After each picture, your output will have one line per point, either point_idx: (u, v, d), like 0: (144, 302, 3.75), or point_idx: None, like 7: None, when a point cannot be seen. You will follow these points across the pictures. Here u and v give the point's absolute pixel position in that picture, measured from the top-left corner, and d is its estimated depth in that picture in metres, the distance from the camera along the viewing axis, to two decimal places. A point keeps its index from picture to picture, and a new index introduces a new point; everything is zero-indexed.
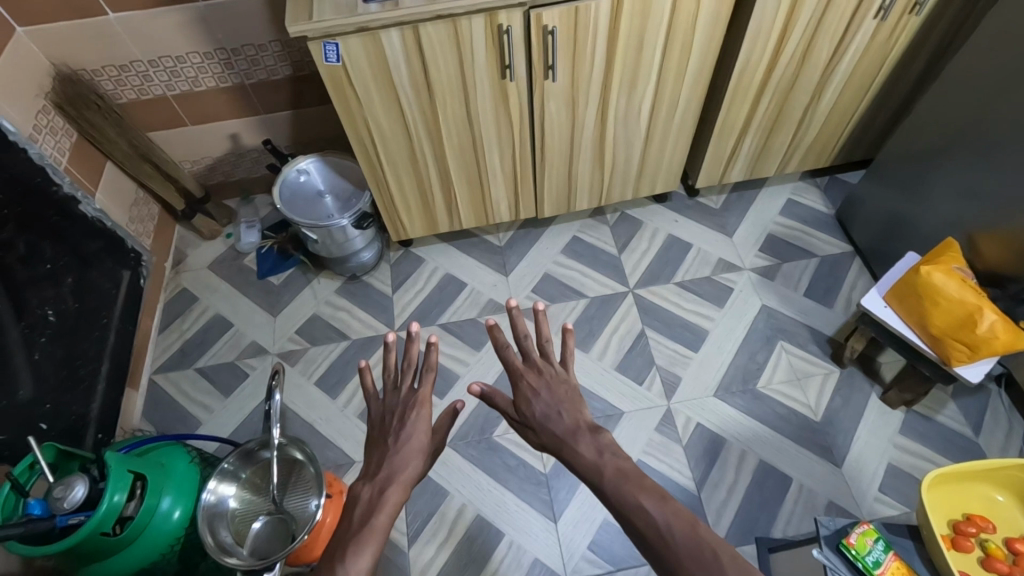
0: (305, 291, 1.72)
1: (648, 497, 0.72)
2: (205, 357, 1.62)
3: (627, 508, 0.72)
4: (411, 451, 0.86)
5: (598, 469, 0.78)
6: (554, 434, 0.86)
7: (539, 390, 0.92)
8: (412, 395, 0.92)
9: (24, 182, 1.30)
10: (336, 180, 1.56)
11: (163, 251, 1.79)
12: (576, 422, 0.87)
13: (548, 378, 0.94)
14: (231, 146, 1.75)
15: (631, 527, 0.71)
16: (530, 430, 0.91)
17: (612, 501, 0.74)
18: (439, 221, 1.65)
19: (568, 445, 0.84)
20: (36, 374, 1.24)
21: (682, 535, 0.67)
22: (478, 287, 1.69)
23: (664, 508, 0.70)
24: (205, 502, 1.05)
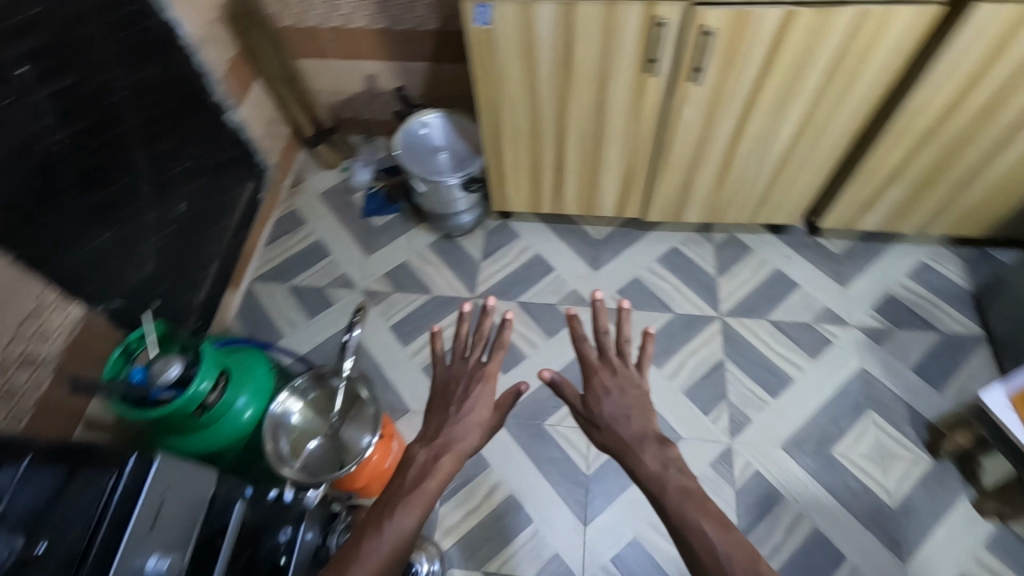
0: (400, 238, 1.78)
1: (709, 525, 0.74)
2: (299, 277, 1.73)
3: (689, 528, 0.74)
4: (470, 424, 0.88)
5: (659, 484, 0.79)
6: (619, 438, 0.86)
7: (611, 388, 0.91)
8: (478, 369, 0.93)
9: (185, 83, 1.43)
10: (455, 139, 1.59)
11: (285, 171, 1.91)
12: (642, 431, 0.86)
13: (620, 378, 0.92)
14: (366, 86, 1.82)
15: (689, 548, 0.73)
16: (595, 427, 0.89)
17: (671, 519, 0.76)
18: (543, 201, 1.64)
19: (633, 452, 0.83)
20: (159, 257, 1.37)
21: (741, 567, 0.69)
22: (564, 275, 1.68)
23: (725, 539, 0.72)
24: (272, 412, 1.12)
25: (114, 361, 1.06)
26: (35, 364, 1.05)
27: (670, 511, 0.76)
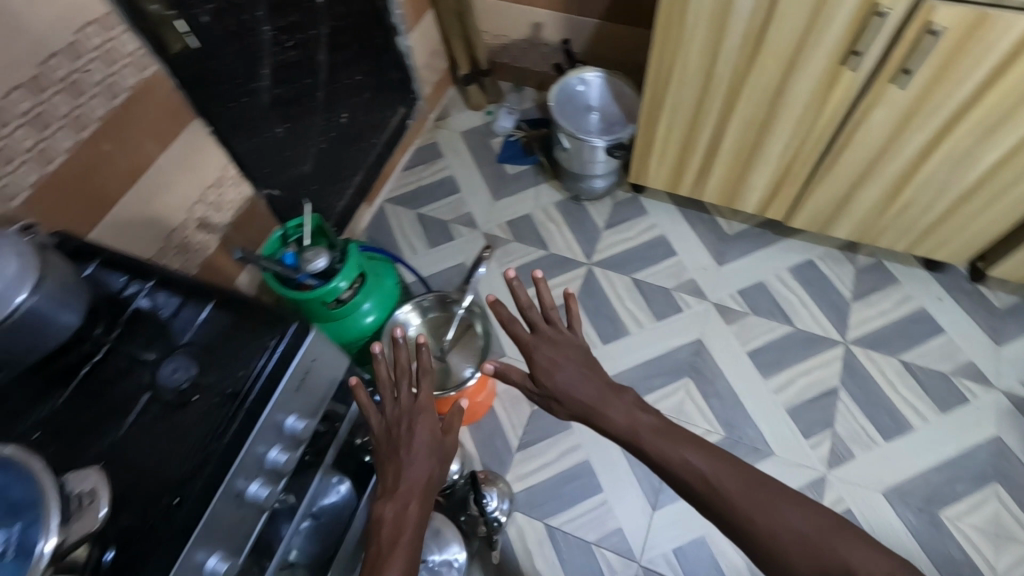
0: (529, 190, 1.79)
1: (685, 450, 0.75)
2: (428, 207, 1.80)
3: (682, 464, 0.74)
4: (423, 456, 0.83)
5: (631, 429, 0.78)
6: (583, 402, 0.82)
7: (556, 362, 0.85)
8: (413, 403, 0.87)
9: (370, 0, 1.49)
10: (610, 101, 1.55)
11: (434, 103, 1.96)
12: (599, 390, 0.82)
13: (563, 348, 0.86)
14: (530, 33, 1.81)
15: (685, 483, 0.73)
16: (555, 402, 0.84)
17: (656, 457, 0.76)
18: (683, 183, 1.58)
19: (599, 410, 0.81)
20: (316, 159, 1.48)
21: (737, 485, 0.71)
22: (686, 262, 1.62)
23: (706, 461, 0.73)
24: (394, 319, 1.24)
25: (274, 240, 1.17)
26: (209, 229, 1.17)
27: (653, 448, 0.76)
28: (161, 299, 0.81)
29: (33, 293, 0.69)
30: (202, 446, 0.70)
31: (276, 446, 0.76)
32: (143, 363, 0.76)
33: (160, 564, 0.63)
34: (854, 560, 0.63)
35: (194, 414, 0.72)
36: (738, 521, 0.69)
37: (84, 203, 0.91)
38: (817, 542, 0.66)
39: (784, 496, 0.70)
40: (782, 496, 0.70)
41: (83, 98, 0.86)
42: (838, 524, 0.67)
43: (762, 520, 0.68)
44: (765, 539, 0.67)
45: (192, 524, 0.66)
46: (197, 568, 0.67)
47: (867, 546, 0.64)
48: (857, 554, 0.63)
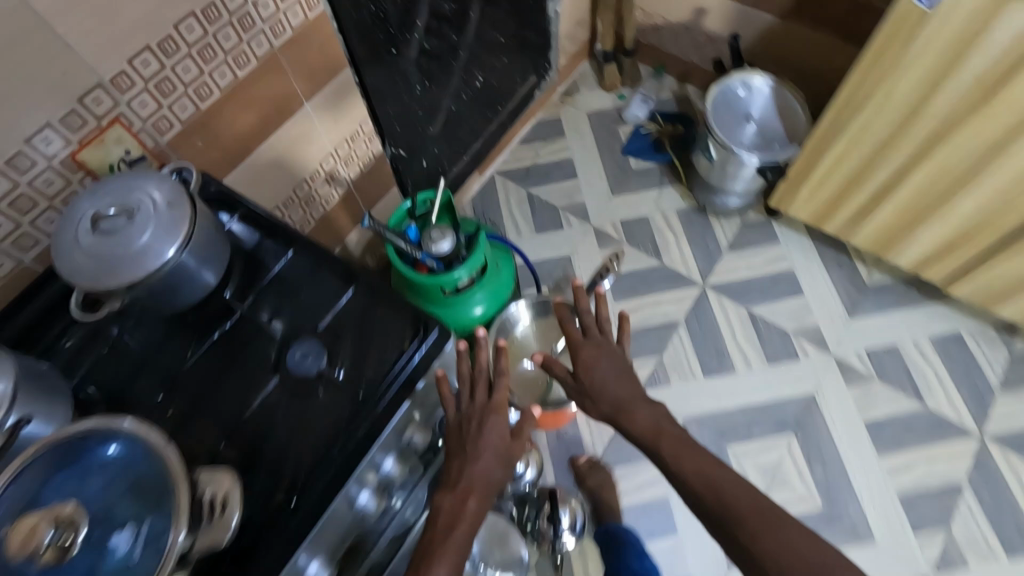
0: (651, 190, 1.66)
1: (696, 458, 0.74)
2: (540, 187, 1.69)
3: (688, 473, 0.73)
4: (494, 452, 0.71)
5: (654, 431, 0.78)
6: (617, 403, 0.80)
7: (597, 362, 0.82)
8: (487, 402, 0.74)
9: None
10: (772, 114, 1.38)
11: (564, 76, 1.82)
12: (633, 396, 0.80)
13: (605, 352, 0.83)
14: (690, 19, 1.62)
15: (691, 488, 0.73)
16: (588, 399, 0.82)
17: (671, 460, 0.75)
18: (831, 220, 1.41)
19: (630, 413, 0.80)
20: (443, 122, 1.38)
21: (744, 500, 0.68)
22: (812, 305, 1.47)
23: (711, 467, 0.73)
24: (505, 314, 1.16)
25: (398, 211, 1.09)
26: (335, 184, 1.12)
27: (674, 452, 0.75)
28: (298, 269, 0.76)
29: (182, 252, 0.64)
30: (324, 445, 0.65)
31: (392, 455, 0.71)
32: (271, 337, 0.71)
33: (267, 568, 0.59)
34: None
35: (320, 405, 0.67)
36: (739, 539, 0.67)
37: (225, 146, 0.86)
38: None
39: (789, 522, 0.66)
40: (788, 519, 0.66)
41: (248, 34, 0.78)
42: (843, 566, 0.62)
43: (765, 538, 0.65)
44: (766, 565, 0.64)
45: (304, 534, 0.60)
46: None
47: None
48: None
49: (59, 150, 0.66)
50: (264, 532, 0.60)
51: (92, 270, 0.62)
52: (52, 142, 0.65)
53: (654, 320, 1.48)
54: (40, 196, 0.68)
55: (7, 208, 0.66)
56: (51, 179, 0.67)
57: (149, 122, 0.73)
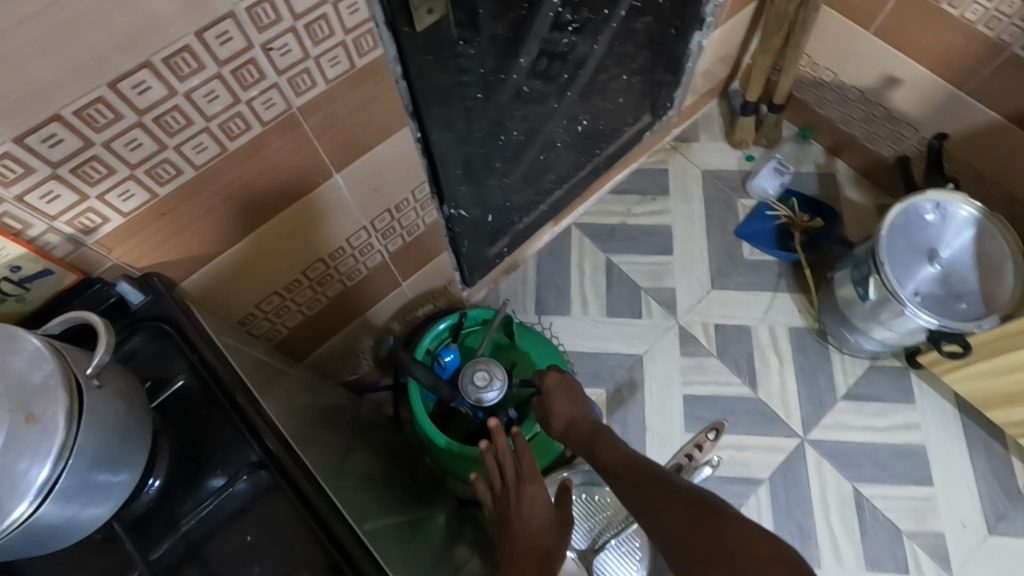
0: (761, 292, 1.31)
1: (611, 449, 0.66)
2: (624, 255, 1.36)
3: (611, 465, 0.64)
4: (542, 529, 0.59)
5: (593, 433, 0.70)
6: (574, 417, 0.74)
7: (561, 389, 0.77)
8: (517, 478, 0.64)
9: None
10: (967, 260, 1.00)
11: (685, 117, 1.45)
12: (586, 413, 0.74)
13: (564, 378, 0.79)
14: (874, 85, 1.22)
15: (612, 475, 0.63)
16: (548, 418, 0.76)
17: (600, 460, 0.66)
18: (1001, 409, 1.06)
19: (579, 424, 0.73)
20: (525, 173, 1.06)
21: (651, 477, 0.59)
22: (941, 504, 1.12)
23: (628, 453, 0.65)
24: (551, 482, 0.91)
25: (437, 330, 0.90)
26: (365, 256, 0.84)
27: (602, 451, 0.67)
28: (249, 493, 0.48)
29: (39, 504, 0.38)
30: None
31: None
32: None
33: None
34: (733, 548, 0.46)
35: None
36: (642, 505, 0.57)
37: (206, 233, 0.58)
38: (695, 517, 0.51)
39: (676, 482, 0.57)
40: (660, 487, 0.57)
41: (251, 92, 0.49)
42: (706, 501, 0.52)
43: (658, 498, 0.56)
44: (657, 525, 0.54)
45: None
46: None
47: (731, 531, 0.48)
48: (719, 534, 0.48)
49: None
50: None
51: None
52: None
53: (730, 471, 1.16)
54: None
55: None
56: None
57: (63, 223, 0.47)
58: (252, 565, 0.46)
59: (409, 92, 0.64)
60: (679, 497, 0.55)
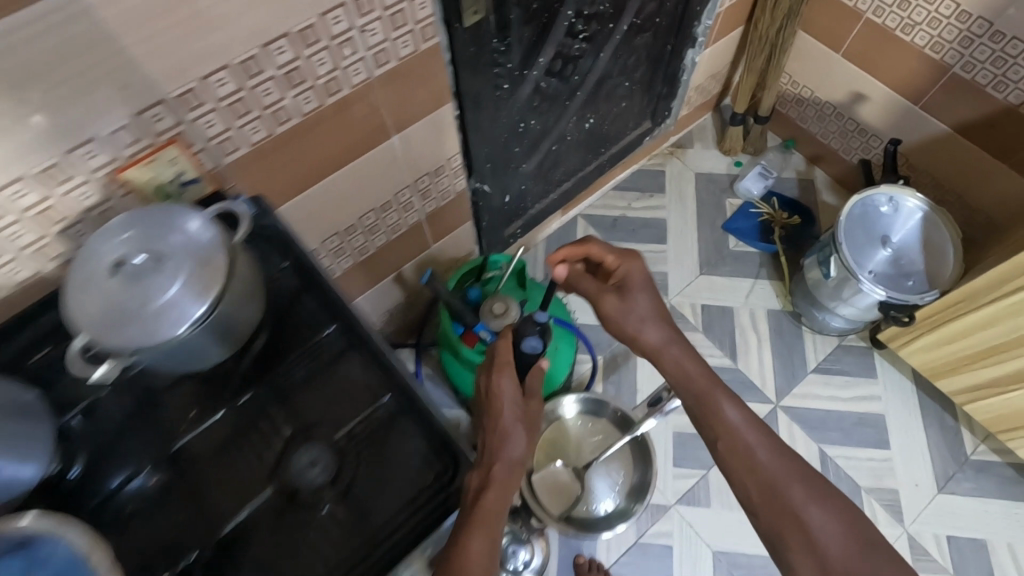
0: (744, 279, 1.47)
1: (704, 373, 0.77)
2: (623, 244, 1.54)
3: (738, 434, 0.72)
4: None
5: (711, 379, 0.77)
6: (666, 335, 0.80)
7: (641, 292, 0.84)
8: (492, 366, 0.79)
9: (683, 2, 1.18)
10: (914, 245, 1.18)
11: (681, 126, 1.63)
12: (678, 340, 0.80)
13: (647, 284, 0.84)
14: (844, 101, 1.41)
15: (740, 447, 0.71)
16: (637, 322, 0.82)
17: (720, 425, 0.73)
18: (951, 377, 1.21)
19: (677, 349, 0.80)
20: (539, 160, 1.25)
21: (792, 472, 0.69)
22: (897, 465, 1.27)
23: (754, 432, 0.72)
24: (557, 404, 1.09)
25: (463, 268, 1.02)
26: (409, 213, 1.02)
27: (724, 408, 0.74)
28: (329, 349, 0.65)
29: (195, 328, 0.54)
30: None
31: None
32: (276, 436, 0.61)
33: None
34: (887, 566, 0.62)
35: (309, 531, 0.57)
36: (790, 509, 0.66)
37: (301, 170, 0.76)
38: (861, 541, 0.64)
39: (824, 490, 0.68)
40: (764, 437, 0.72)
41: (348, 61, 0.68)
42: (866, 529, 0.65)
43: (811, 501, 0.67)
44: (812, 526, 0.65)
45: None
46: None
47: (825, 509, 0.66)
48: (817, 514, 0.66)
49: (101, 165, 0.57)
50: None
51: (99, 324, 0.53)
52: (95, 156, 0.57)
53: None
54: (70, 211, 0.59)
55: (34, 220, 0.57)
56: (87, 194, 0.59)
57: (213, 143, 0.64)
58: (332, 398, 0.63)
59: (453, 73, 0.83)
60: (833, 511, 0.66)
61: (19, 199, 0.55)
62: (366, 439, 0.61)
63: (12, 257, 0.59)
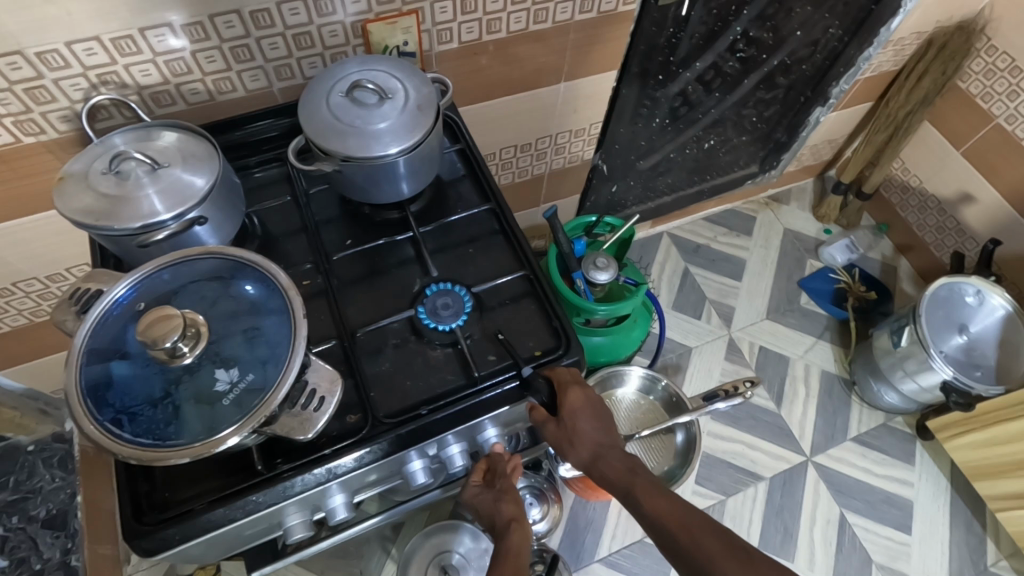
0: (806, 337, 1.51)
1: (617, 461, 0.67)
2: (699, 270, 1.60)
3: (660, 519, 0.62)
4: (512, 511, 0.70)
5: (628, 472, 0.66)
6: (598, 446, 0.68)
7: (584, 410, 0.64)
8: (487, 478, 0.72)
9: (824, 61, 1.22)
10: (989, 341, 1.21)
11: (783, 181, 1.70)
12: (612, 439, 0.68)
13: (587, 395, 0.64)
14: (950, 198, 1.46)
15: (666, 532, 0.61)
16: (570, 445, 0.66)
17: (644, 506, 0.64)
18: (989, 479, 1.21)
19: (609, 458, 0.67)
20: (656, 163, 1.33)
21: (718, 547, 0.58)
22: (913, 551, 1.27)
23: (679, 504, 0.63)
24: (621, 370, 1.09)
25: (578, 224, 1.10)
26: (535, 164, 1.14)
27: (644, 496, 0.64)
28: (479, 226, 0.74)
29: (404, 153, 0.63)
30: (417, 401, 0.62)
31: (496, 428, 0.67)
32: (414, 278, 0.70)
33: (308, 478, 0.57)
34: None
35: (426, 359, 0.65)
36: None
37: (478, 83, 0.88)
38: None
39: (749, 559, 0.57)
40: (680, 516, 0.62)
41: None
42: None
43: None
44: None
45: (356, 464, 0.59)
46: (321, 499, 0.61)
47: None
48: None
49: (358, 12, 0.69)
50: (315, 450, 0.58)
51: (325, 125, 0.63)
52: (356, 4, 0.68)
53: (738, 461, 1.34)
54: (319, 42, 0.71)
55: (289, 39, 0.69)
56: (335, 33, 0.70)
57: (436, 28, 0.75)
58: (469, 264, 0.71)
59: (631, 40, 0.95)
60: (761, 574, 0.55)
61: (291, 16, 0.66)
62: (484, 308, 0.68)
63: (260, 64, 0.70)
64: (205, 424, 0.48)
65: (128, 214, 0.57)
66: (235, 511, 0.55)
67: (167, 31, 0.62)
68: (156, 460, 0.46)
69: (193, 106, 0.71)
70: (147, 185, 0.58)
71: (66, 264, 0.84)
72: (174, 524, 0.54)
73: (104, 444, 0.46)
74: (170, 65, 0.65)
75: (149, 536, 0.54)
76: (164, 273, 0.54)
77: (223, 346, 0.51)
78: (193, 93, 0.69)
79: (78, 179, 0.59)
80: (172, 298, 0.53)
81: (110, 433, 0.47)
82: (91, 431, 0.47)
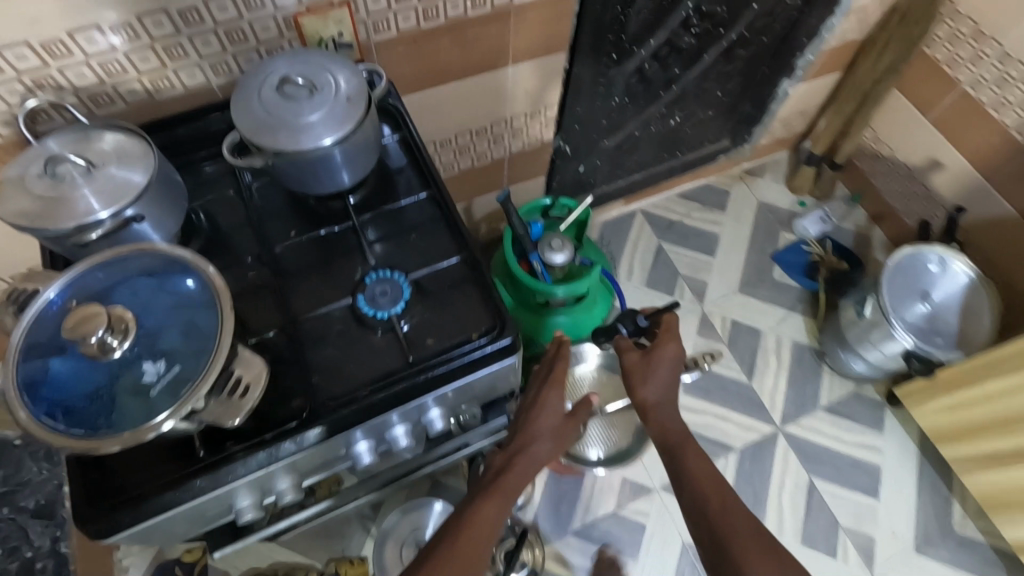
0: (778, 309, 1.53)
1: (677, 420, 0.81)
2: (672, 247, 1.61)
3: (698, 480, 0.74)
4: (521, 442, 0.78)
5: (684, 435, 0.79)
6: (663, 396, 0.82)
7: (668, 360, 0.83)
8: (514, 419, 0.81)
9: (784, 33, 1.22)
10: (952, 307, 1.23)
11: (757, 155, 1.70)
12: (672, 401, 0.82)
13: (676, 354, 0.83)
14: (920, 166, 1.46)
15: (702, 494, 0.73)
16: (641, 378, 0.82)
17: (688, 465, 0.76)
18: (952, 443, 1.23)
19: (668, 410, 0.81)
20: (621, 141, 1.33)
21: (743, 524, 0.69)
22: (880, 514, 1.30)
23: (721, 481, 0.75)
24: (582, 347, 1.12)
25: (533, 207, 1.10)
26: (494, 148, 1.15)
27: (691, 457, 0.77)
28: (421, 213, 0.75)
29: (337, 144, 0.65)
30: (357, 385, 0.65)
31: (441, 409, 0.69)
32: (356, 267, 0.71)
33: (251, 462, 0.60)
34: None
35: (366, 345, 0.67)
36: (727, 549, 0.68)
37: (423, 70, 0.88)
38: None
39: (768, 542, 0.67)
40: (717, 487, 0.74)
41: None
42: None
43: (752, 556, 0.66)
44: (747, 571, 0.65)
45: (298, 448, 0.62)
46: (269, 482, 0.64)
47: (763, 555, 0.66)
48: (749, 557, 0.66)
49: (288, 6, 0.70)
50: (258, 435, 0.61)
51: (256, 121, 0.64)
52: None
53: (710, 433, 1.37)
54: (252, 37, 0.72)
55: (221, 35, 0.70)
56: (268, 27, 0.71)
57: (371, 18, 0.76)
58: (410, 251, 0.73)
59: (578, 20, 0.95)
60: (773, 554, 0.67)
61: (220, 12, 0.67)
62: (424, 293, 0.70)
63: (195, 61, 0.71)
64: (135, 415, 0.51)
65: (64, 215, 0.58)
66: (180, 495, 0.58)
67: (96, 33, 0.63)
68: (90, 449, 0.49)
69: (133, 105, 0.72)
70: (84, 186, 0.60)
71: (27, 264, 0.86)
72: (125, 510, 0.57)
73: (39, 436, 0.49)
74: (105, 67, 0.67)
75: (98, 521, 0.57)
76: (97, 271, 0.56)
77: (154, 340, 0.54)
78: (131, 92, 0.71)
79: (16, 182, 0.60)
80: (105, 296, 0.55)
81: (44, 426, 0.50)
82: (27, 424, 0.49)
